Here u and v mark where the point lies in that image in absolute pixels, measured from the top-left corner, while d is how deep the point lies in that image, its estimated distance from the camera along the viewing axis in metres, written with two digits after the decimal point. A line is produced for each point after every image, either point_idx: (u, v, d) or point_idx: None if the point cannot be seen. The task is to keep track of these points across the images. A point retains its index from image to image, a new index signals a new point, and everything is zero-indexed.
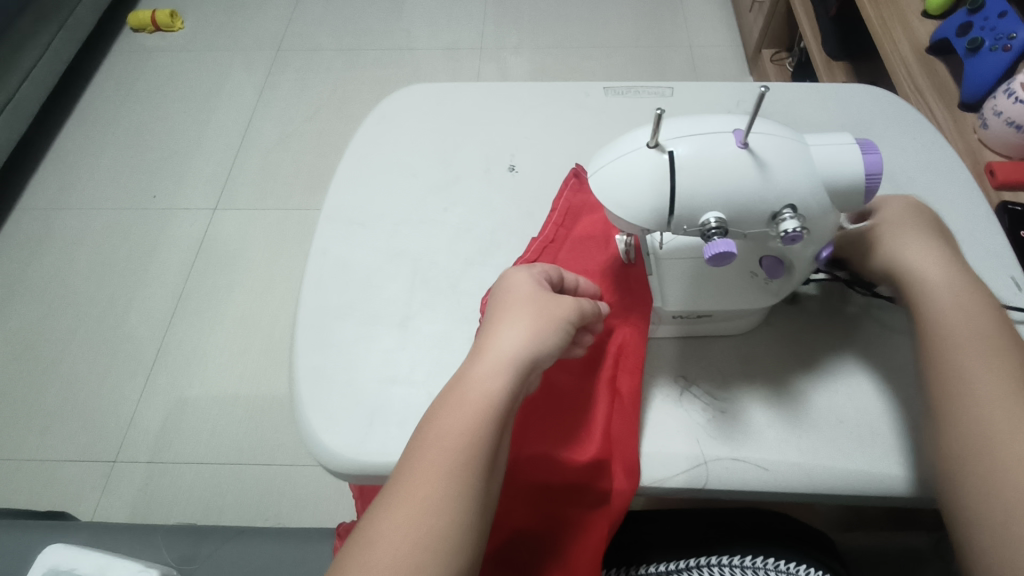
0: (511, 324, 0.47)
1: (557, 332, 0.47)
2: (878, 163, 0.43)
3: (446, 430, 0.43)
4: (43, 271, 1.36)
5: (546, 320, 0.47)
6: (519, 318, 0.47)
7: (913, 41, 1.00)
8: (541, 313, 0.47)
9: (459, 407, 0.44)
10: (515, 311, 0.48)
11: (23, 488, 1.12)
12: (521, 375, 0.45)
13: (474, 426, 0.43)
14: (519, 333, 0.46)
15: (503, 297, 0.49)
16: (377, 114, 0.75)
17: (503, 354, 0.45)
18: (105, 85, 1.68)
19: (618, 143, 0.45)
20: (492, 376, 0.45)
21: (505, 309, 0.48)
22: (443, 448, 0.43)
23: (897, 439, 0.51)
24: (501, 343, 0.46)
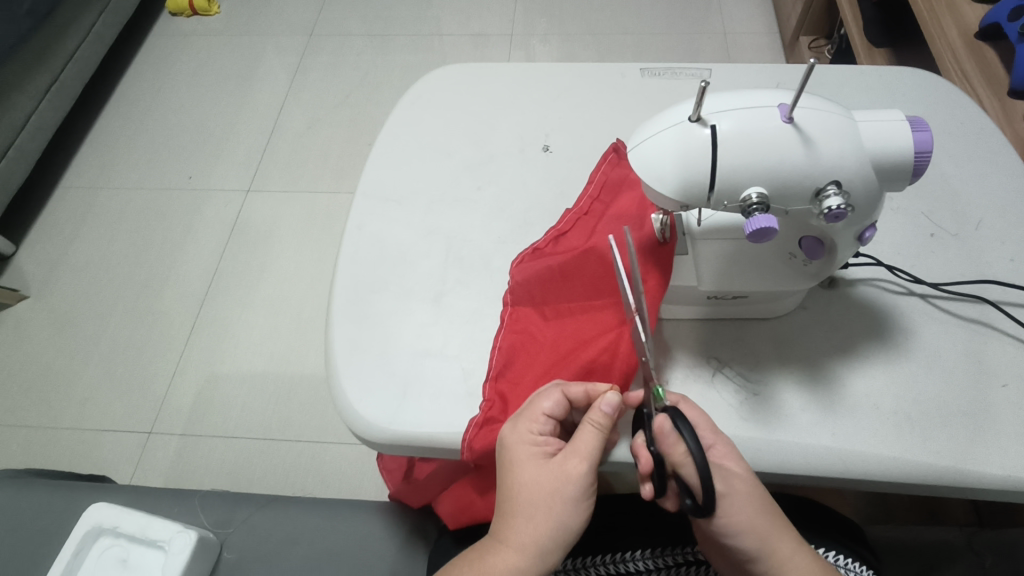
0: (531, 506, 0.48)
1: (573, 506, 0.48)
2: (928, 141, 0.42)
3: None
4: (85, 247, 1.41)
5: (556, 495, 0.48)
6: (530, 503, 0.48)
7: (960, 27, 0.96)
8: (569, 472, 0.48)
9: None
10: (532, 486, 0.48)
11: (64, 454, 1.16)
12: (548, 557, 0.48)
13: None
14: (539, 518, 0.48)
15: (519, 455, 0.49)
16: (413, 93, 0.75)
17: (529, 543, 0.47)
18: (145, 68, 1.72)
19: (660, 117, 0.45)
20: (522, 562, 0.47)
21: (521, 483, 0.48)
22: None
23: (935, 427, 0.50)
24: (518, 527, 0.48)
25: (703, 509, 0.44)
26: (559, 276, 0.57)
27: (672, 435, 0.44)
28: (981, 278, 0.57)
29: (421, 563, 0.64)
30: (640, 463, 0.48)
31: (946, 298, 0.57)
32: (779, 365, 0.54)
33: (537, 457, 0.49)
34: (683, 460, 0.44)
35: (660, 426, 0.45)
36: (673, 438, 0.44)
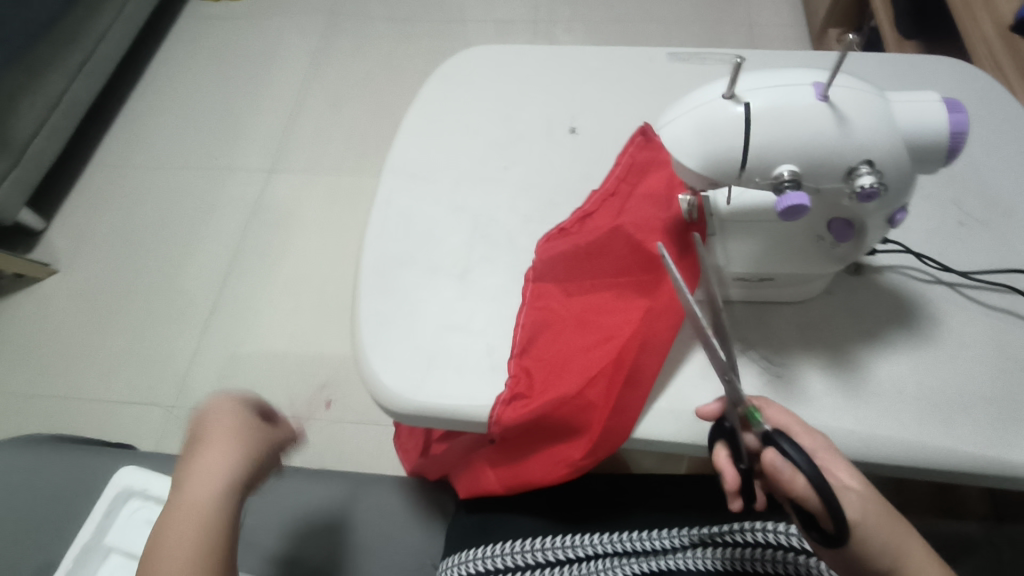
0: (208, 448, 0.49)
1: (231, 452, 0.49)
2: (964, 123, 0.42)
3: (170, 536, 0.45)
4: (113, 224, 1.44)
5: (229, 434, 0.50)
6: (214, 438, 0.50)
7: (995, 19, 0.95)
8: (215, 417, 0.52)
9: (175, 523, 0.45)
10: (220, 432, 0.50)
11: (90, 423, 1.20)
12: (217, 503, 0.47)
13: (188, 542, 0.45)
14: (222, 460, 0.48)
15: (200, 409, 0.54)
16: (441, 73, 0.76)
17: (206, 481, 0.47)
18: (173, 49, 1.74)
19: (693, 95, 0.45)
20: (201, 501, 0.46)
21: (202, 435, 0.50)
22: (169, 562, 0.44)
23: (961, 414, 0.50)
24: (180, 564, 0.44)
25: (833, 538, 0.42)
26: (584, 254, 0.57)
27: (784, 465, 0.43)
28: (1013, 268, 0.57)
29: (438, 535, 0.66)
30: (726, 478, 0.48)
31: (974, 286, 0.56)
32: (803, 349, 0.54)
33: (225, 404, 0.53)
34: (805, 491, 0.42)
35: (769, 461, 0.44)
36: (788, 471, 0.43)
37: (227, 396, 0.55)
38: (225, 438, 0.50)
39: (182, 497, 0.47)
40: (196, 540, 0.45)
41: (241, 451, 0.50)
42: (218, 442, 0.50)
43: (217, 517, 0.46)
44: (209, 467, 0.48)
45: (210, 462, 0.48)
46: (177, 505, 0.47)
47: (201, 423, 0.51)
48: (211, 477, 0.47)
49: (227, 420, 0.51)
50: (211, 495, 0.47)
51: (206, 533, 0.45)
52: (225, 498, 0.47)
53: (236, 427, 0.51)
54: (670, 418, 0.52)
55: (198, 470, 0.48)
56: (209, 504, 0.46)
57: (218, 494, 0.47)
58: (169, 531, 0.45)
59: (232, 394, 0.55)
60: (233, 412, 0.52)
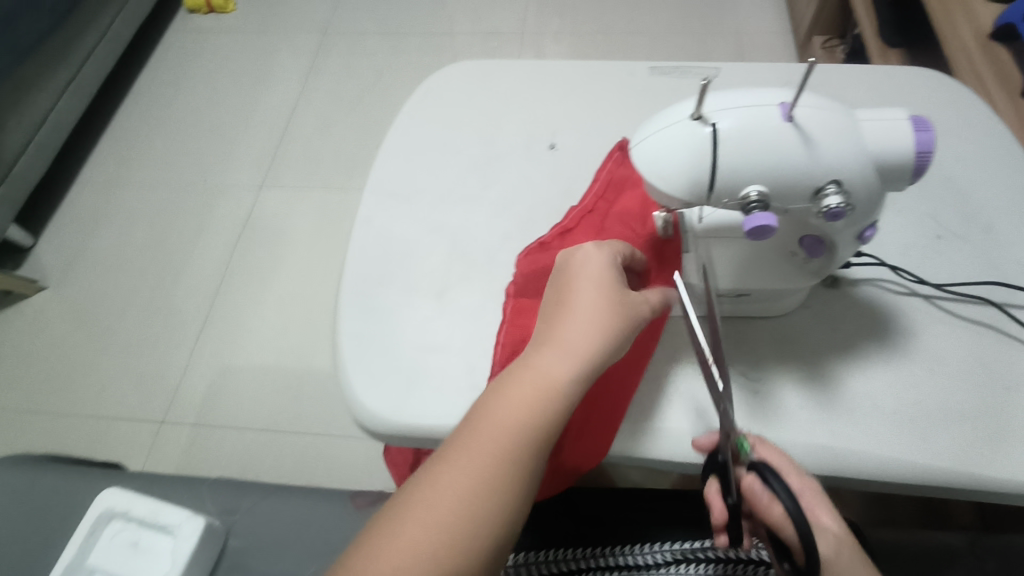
0: (569, 328, 0.46)
1: (609, 341, 0.46)
2: (930, 141, 0.42)
3: (495, 422, 0.43)
4: (102, 240, 1.44)
5: (593, 317, 0.46)
6: (562, 319, 0.47)
7: (975, 28, 0.96)
8: (606, 300, 0.47)
9: (495, 419, 0.43)
10: (572, 309, 0.47)
11: (79, 441, 1.19)
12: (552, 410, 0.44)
13: (505, 446, 0.42)
14: (576, 343, 0.45)
15: (568, 267, 0.49)
16: (422, 91, 0.76)
17: (542, 379, 0.44)
18: (162, 64, 1.74)
19: (662, 115, 0.46)
20: (524, 404, 0.43)
21: (563, 310, 0.47)
22: (485, 454, 0.42)
23: (935, 429, 0.50)
24: (483, 466, 0.42)
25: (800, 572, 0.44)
26: None
27: (763, 493, 0.44)
28: (988, 280, 0.57)
29: None
30: (713, 510, 0.49)
31: (949, 298, 0.57)
32: (778, 364, 0.54)
33: (594, 272, 0.48)
34: (781, 521, 0.43)
35: (748, 485, 0.45)
36: (766, 497, 0.44)
37: (610, 247, 0.51)
38: (576, 333, 0.45)
39: (501, 394, 0.44)
40: (505, 448, 0.42)
41: (605, 353, 0.46)
42: (562, 338, 0.46)
43: (531, 428, 0.43)
44: (551, 371, 0.44)
45: (552, 364, 0.45)
46: (498, 402, 0.44)
47: (615, 311, 0.46)
48: (537, 382, 0.44)
49: (591, 302, 0.46)
50: (551, 402, 0.44)
51: (510, 443, 0.42)
52: (558, 407, 0.44)
53: (621, 320, 0.47)
54: (649, 435, 0.52)
55: (530, 371, 0.45)
56: (536, 409, 0.43)
57: (557, 399, 0.44)
58: (476, 430, 0.43)
59: (609, 257, 0.50)
60: (601, 292, 0.47)
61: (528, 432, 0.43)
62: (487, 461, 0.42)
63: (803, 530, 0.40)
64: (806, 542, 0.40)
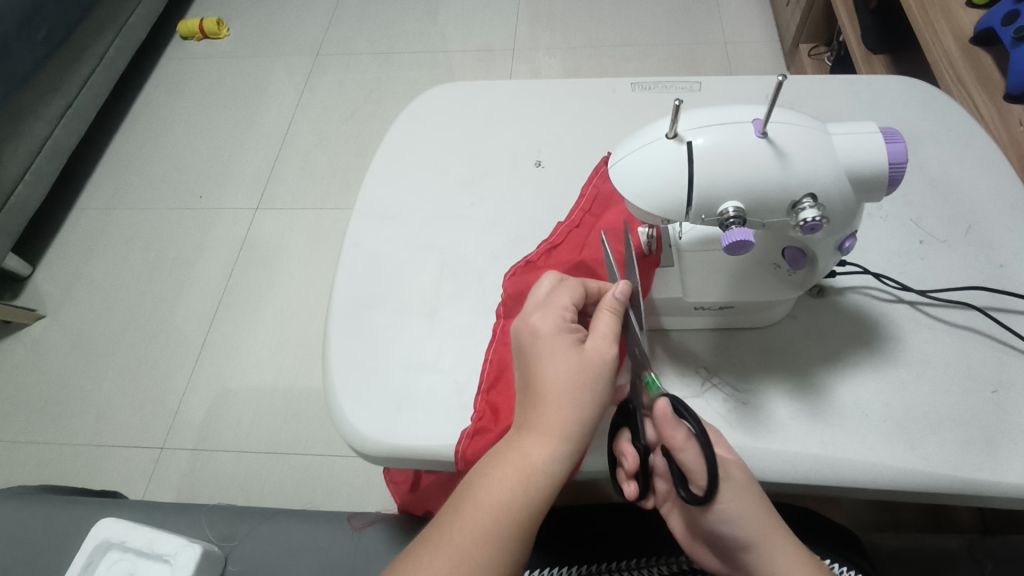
0: (544, 406, 0.46)
1: (584, 415, 0.46)
2: (902, 153, 0.43)
3: (481, 507, 0.44)
4: (99, 267, 1.44)
5: (567, 392, 0.47)
6: (537, 395, 0.47)
7: (955, 32, 0.97)
8: (578, 371, 0.47)
9: (479, 506, 0.44)
10: (543, 384, 0.47)
11: (79, 469, 1.19)
12: (536, 493, 0.44)
13: (493, 534, 0.43)
14: (555, 420, 0.46)
15: (528, 335, 0.50)
16: (409, 112, 0.77)
17: (524, 460, 0.45)
18: (156, 91, 1.76)
19: (639, 135, 0.46)
20: (509, 489, 0.44)
21: (535, 385, 0.48)
22: (472, 542, 0.43)
23: (925, 435, 0.51)
24: (465, 550, 0.43)
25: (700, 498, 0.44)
26: None
27: (672, 418, 0.45)
28: (973, 285, 0.58)
29: None
30: (626, 460, 0.48)
31: (935, 304, 0.57)
32: (764, 374, 0.55)
33: (560, 339, 0.49)
34: (683, 443, 0.45)
35: (659, 411, 0.46)
36: (673, 421, 0.45)
37: (568, 305, 0.51)
38: (553, 412, 0.46)
39: (484, 477, 0.45)
40: (491, 530, 0.43)
41: (582, 424, 0.47)
42: (540, 419, 0.46)
43: (514, 509, 0.44)
44: (531, 453, 0.45)
45: (532, 445, 0.45)
46: (482, 486, 0.45)
47: (589, 383, 0.47)
48: (517, 466, 0.45)
49: (562, 376, 0.47)
50: (533, 483, 0.45)
51: (494, 524, 0.43)
52: (537, 489, 0.45)
53: (593, 387, 0.47)
54: None
55: (513, 453, 0.45)
56: (518, 492, 0.44)
57: (537, 478, 0.45)
58: (462, 514, 0.44)
59: (563, 323, 0.50)
60: (570, 363, 0.47)
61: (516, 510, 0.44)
62: (471, 543, 0.43)
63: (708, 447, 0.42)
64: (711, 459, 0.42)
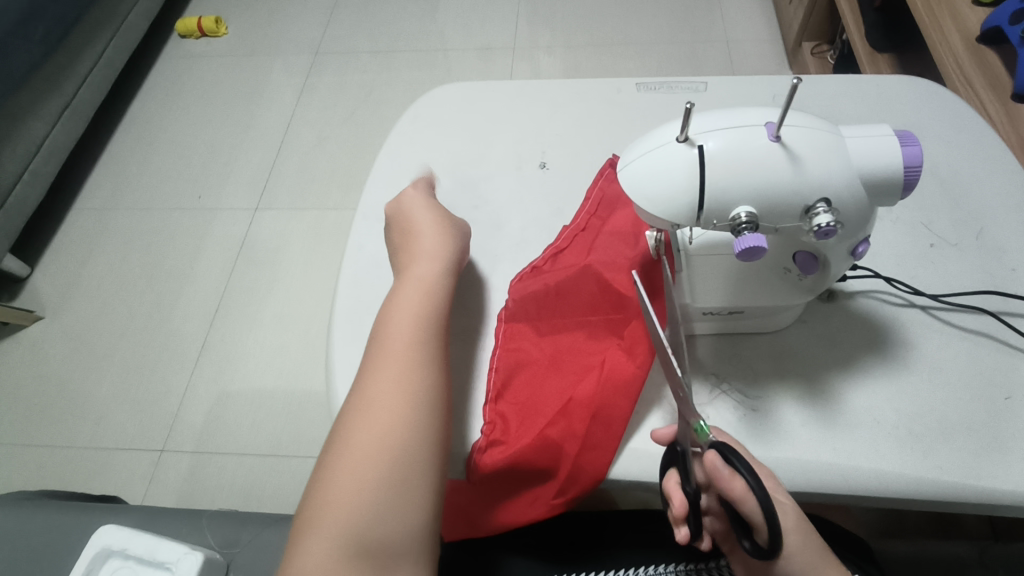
0: (410, 269, 0.57)
1: (444, 258, 0.57)
2: (917, 156, 0.42)
3: (384, 349, 0.51)
4: (97, 268, 1.43)
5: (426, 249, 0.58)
6: (405, 268, 0.58)
7: (961, 31, 0.96)
8: (430, 237, 0.59)
9: (387, 347, 0.51)
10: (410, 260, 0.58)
11: (79, 472, 1.18)
12: (425, 320, 0.53)
13: (405, 361, 0.50)
14: (422, 268, 0.56)
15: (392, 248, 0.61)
16: (411, 113, 0.76)
17: (407, 301, 0.54)
18: (155, 90, 1.75)
19: (648, 137, 0.45)
20: (402, 328, 0.52)
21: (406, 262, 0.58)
22: (388, 374, 0.50)
23: (938, 443, 0.50)
24: (388, 381, 0.49)
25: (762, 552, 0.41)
26: (555, 293, 0.57)
27: (725, 469, 0.41)
28: (984, 288, 0.57)
29: None
30: (675, 505, 0.46)
31: (947, 309, 0.56)
32: (774, 380, 0.54)
33: (412, 230, 0.60)
34: (742, 496, 0.40)
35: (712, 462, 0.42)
36: (727, 473, 0.41)
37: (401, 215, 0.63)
38: (417, 266, 0.57)
39: (379, 334, 0.53)
40: (397, 360, 0.50)
41: (444, 265, 0.57)
42: (407, 278, 0.56)
43: (411, 336, 0.52)
44: (406, 296, 0.54)
45: (403, 293, 0.55)
46: (373, 360, 0.51)
47: (437, 239, 0.58)
48: (402, 310, 0.53)
49: (420, 250, 0.57)
50: (422, 316, 0.53)
51: (400, 355, 0.51)
52: (425, 317, 0.53)
53: (445, 242, 0.59)
54: (642, 457, 0.52)
55: (394, 308, 0.54)
56: (412, 327, 0.52)
57: (422, 312, 0.53)
58: (373, 366, 0.51)
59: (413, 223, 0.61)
60: (420, 236, 0.59)
61: (408, 354, 0.51)
62: (388, 377, 0.50)
63: (767, 506, 0.38)
64: (771, 517, 0.38)
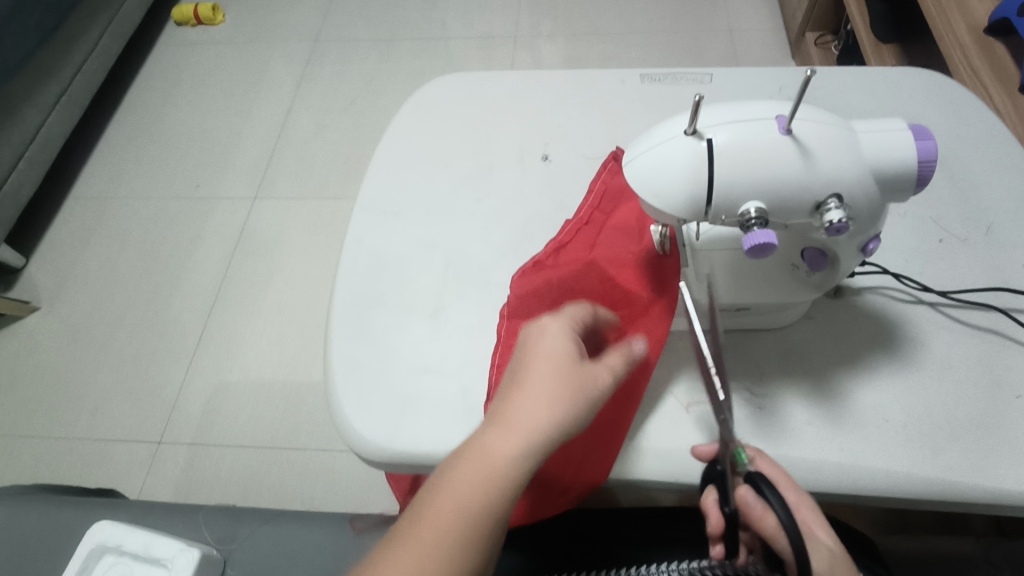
0: (525, 396, 0.41)
1: (574, 414, 0.41)
2: (932, 150, 0.41)
3: (437, 508, 0.37)
4: (93, 259, 1.42)
5: (556, 385, 0.41)
6: (518, 388, 0.42)
7: (969, 22, 0.94)
8: (571, 376, 0.42)
9: (436, 506, 0.38)
10: (529, 382, 0.42)
11: (75, 464, 1.17)
12: (507, 495, 0.38)
13: (452, 542, 0.37)
14: (538, 404, 0.40)
15: (524, 347, 0.45)
16: (412, 103, 0.74)
17: (498, 452, 0.39)
18: (151, 78, 1.73)
19: (655, 131, 0.44)
20: (472, 489, 0.38)
21: (521, 379, 0.42)
22: (422, 549, 0.36)
23: (947, 443, 0.49)
24: (420, 555, 0.36)
25: None
26: (557, 288, 0.56)
27: (757, 503, 0.44)
28: (993, 285, 0.56)
29: None
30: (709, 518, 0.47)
31: (955, 306, 0.55)
32: (782, 378, 0.53)
33: (551, 347, 0.44)
34: (774, 532, 0.43)
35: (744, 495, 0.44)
36: (759, 508, 0.43)
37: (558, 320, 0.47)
38: (530, 404, 0.40)
39: (447, 473, 0.39)
40: (447, 533, 0.37)
41: (570, 427, 0.41)
42: (514, 411, 0.41)
43: (475, 509, 0.37)
44: (504, 445, 0.39)
45: (505, 440, 0.39)
46: (423, 511, 0.38)
47: (573, 383, 0.42)
48: (485, 460, 0.38)
49: (541, 375, 0.42)
50: (502, 484, 0.38)
51: (451, 526, 0.37)
52: (505, 488, 0.38)
53: (589, 392, 0.42)
54: (645, 455, 0.51)
55: (479, 448, 0.39)
56: (483, 490, 0.38)
57: (502, 479, 0.38)
58: (416, 519, 0.37)
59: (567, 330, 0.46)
60: (556, 364, 0.42)
61: (452, 538, 0.37)
62: (424, 550, 0.36)
63: (796, 542, 0.40)
64: (798, 553, 0.40)
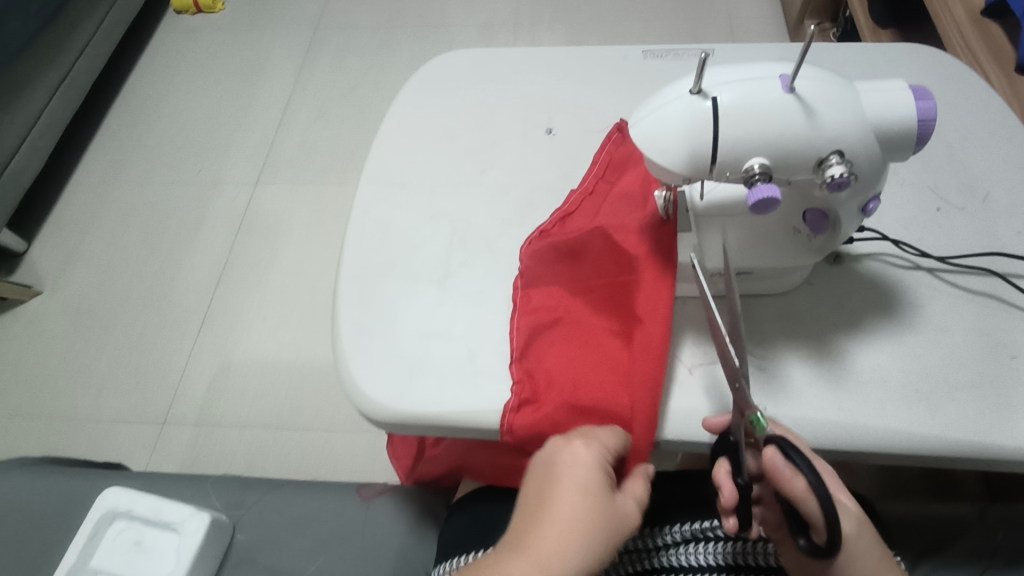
0: (546, 528, 0.40)
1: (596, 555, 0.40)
2: (931, 110, 0.42)
3: None
4: (96, 242, 1.42)
5: (579, 524, 0.41)
6: (544, 517, 0.41)
7: (966, 4, 0.96)
8: (596, 513, 0.41)
9: None
10: (553, 510, 0.41)
11: (80, 444, 1.18)
12: None
13: None
14: (560, 539, 0.40)
15: (552, 466, 0.44)
16: (417, 79, 0.75)
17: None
18: (151, 64, 1.73)
19: (661, 91, 0.45)
20: None
21: (546, 506, 0.42)
22: None
23: (944, 401, 0.50)
24: None
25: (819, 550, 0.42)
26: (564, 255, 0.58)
27: (786, 467, 0.42)
28: (990, 251, 0.57)
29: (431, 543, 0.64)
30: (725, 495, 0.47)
31: (952, 270, 0.56)
32: (783, 340, 0.54)
33: (581, 477, 0.43)
34: (804, 495, 0.42)
35: (770, 459, 0.43)
36: (789, 472, 0.42)
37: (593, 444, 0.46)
38: (552, 537, 0.40)
39: None
40: None
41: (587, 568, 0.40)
42: (537, 539, 0.40)
43: None
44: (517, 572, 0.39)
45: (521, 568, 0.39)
46: None
47: (599, 522, 0.41)
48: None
49: (569, 515, 0.41)
50: None
51: None
52: None
53: (611, 532, 0.42)
54: None
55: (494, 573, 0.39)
56: None
57: None
58: None
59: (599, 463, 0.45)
60: (584, 502, 0.42)
61: None
62: None
63: (828, 503, 0.39)
64: (830, 516, 0.39)
